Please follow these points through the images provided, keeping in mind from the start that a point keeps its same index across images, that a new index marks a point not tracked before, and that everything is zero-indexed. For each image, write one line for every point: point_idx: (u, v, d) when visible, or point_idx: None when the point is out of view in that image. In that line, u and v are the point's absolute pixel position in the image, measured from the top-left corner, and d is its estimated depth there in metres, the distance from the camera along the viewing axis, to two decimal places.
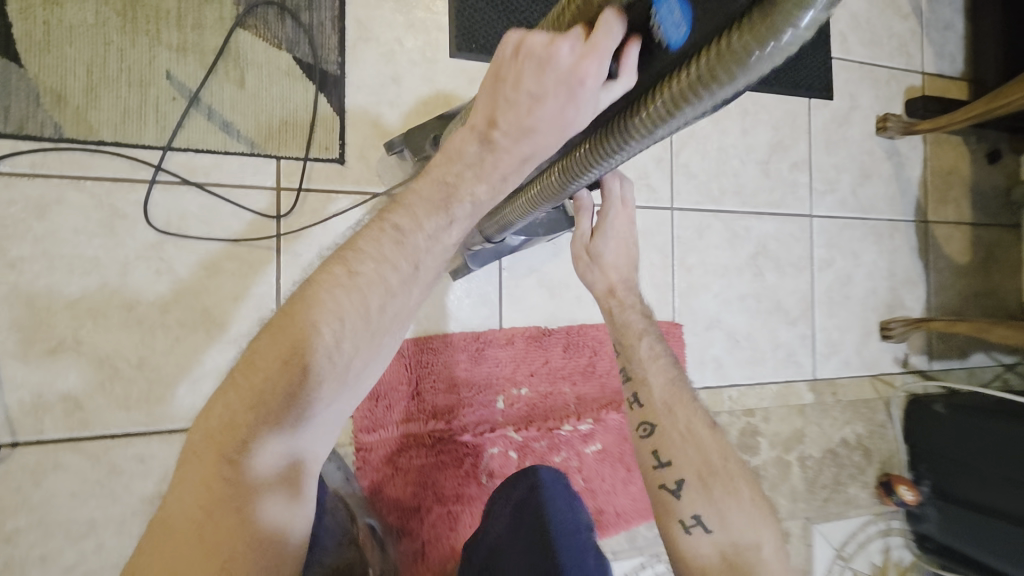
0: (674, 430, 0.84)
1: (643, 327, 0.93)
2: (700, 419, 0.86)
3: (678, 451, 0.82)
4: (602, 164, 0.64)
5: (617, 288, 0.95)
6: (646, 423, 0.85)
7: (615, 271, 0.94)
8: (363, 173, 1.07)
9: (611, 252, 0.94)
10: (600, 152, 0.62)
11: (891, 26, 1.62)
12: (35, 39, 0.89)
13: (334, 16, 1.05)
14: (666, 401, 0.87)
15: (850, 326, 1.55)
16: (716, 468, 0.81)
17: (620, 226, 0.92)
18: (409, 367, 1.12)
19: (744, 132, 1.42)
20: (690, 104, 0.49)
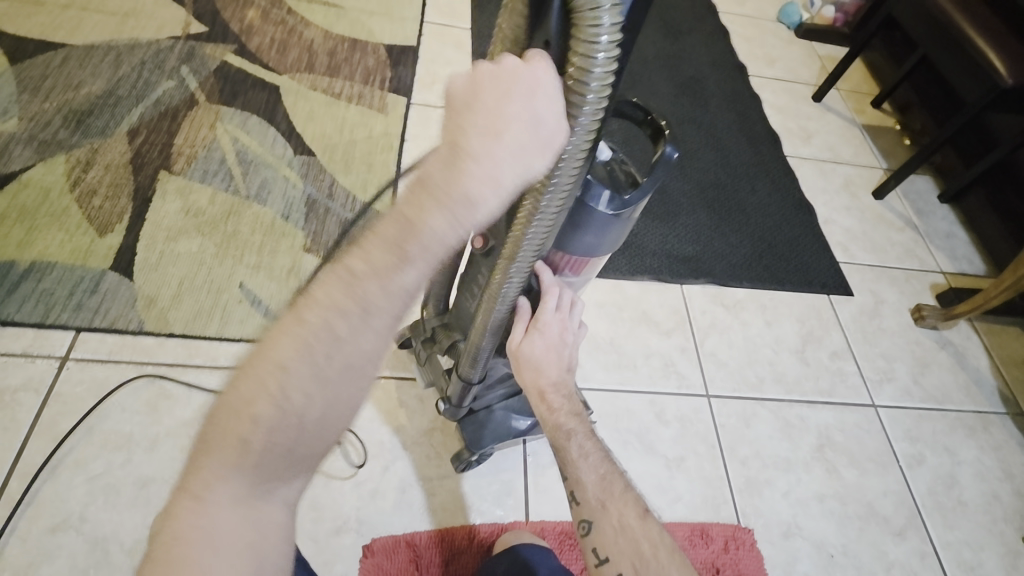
0: (609, 523, 0.63)
1: (574, 426, 0.69)
2: (634, 507, 0.64)
3: (616, 547, 0.61)
4: (521, 254, 0.64)
5: (550, 395, 0.71)
6: (582, 519, 0.65)
7: (547, 378, 0.71)
8: (390, 358, 1.15)
9: (546, 361, 0.71)
10: (515, 237, 0.63)
11: (890, 236, 1.75)
12: (150, 262, 1.16)
13: None
14: (599, 495, 0.65)
15: (983, 542, 1.22)
16: (651, 560, 0.59)
17: (555, 328, 0.71)
18: (420, 567, 0.96)
19: (769, 324, 1.44)
20: (559, 135, 0.54)
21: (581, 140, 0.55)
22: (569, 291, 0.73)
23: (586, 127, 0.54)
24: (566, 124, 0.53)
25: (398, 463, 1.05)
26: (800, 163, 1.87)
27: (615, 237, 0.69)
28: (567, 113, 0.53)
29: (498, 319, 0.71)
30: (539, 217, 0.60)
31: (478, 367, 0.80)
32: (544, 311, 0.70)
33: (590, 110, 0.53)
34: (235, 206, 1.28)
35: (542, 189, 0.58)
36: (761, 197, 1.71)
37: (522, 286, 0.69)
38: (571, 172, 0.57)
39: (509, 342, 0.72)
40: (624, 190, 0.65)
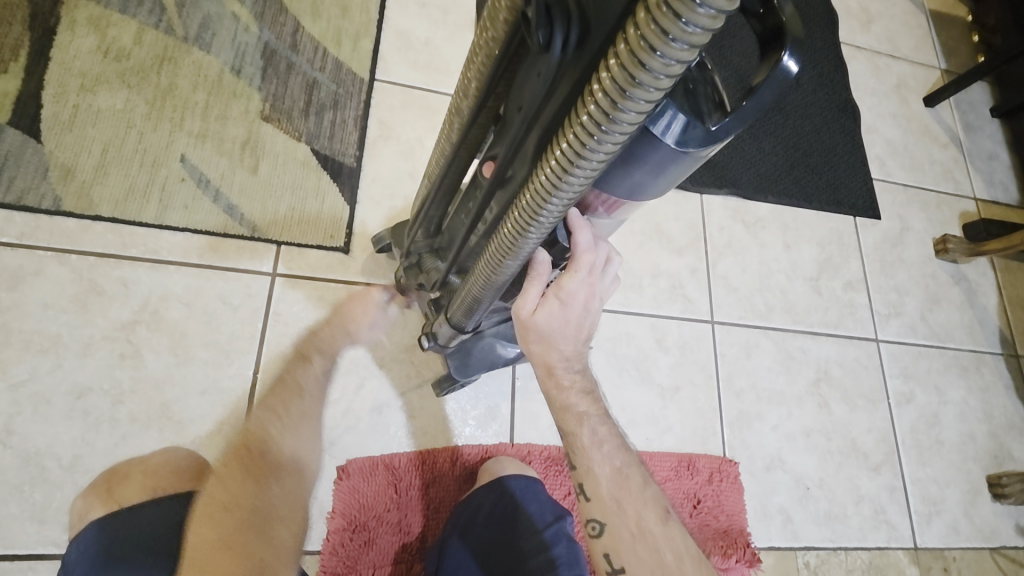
0: (625, 525, 0.56)
1: (586, 410, 0.59)
2: (654, 508, 0.57)
3: (634, 556, 0.54)
4: (548, 205, 0.46)
5: (559, 372, 0.58)
6: (593, 520, 0.56)
7: (559, 353, 0.58)
8: (366, 263, 0.99)
9: (561, 333, 0.57)
10: (541, 185, 0.45)
11: (931, 153, 1.57)
12: (61, 120, 0.92)
13: (357, 115, 1.06)
14: (615, 494, 0.57)
15: (950, 480, 1.25)
16: (675, 569, 0.54)
17: (581, 298, 0.56)
18: (399, 491, 0.90)
19: (788, 248, 1.31)
20: (636, 60, 0.33)
21: (669, 72, 0.34)
22: (604, 244, 0.57)
23: (686, 48, 0.33)
24: (653, 43, 0.32)
25: (374, 380, 0.95)
26: (854, 54, 1.59)
27: (675, 177, 0.50)
28: (659, 22, 0.32)
29: (508, 272, 0.56)
30: (579, 167, 0.42)
31: (474, 313, 0.67)
32: (569, 280, 0.54)
33: (699, 23, 0.31)
34: (170, 50, 1.00)
35: (593, 130, 0.38)
36: (804, 93, 1.48)
37: (543, 238, 0.52)
38: (638, 116, 0.37)
39: (517, 307, 0.56)
40: (708, 118, 0.46)
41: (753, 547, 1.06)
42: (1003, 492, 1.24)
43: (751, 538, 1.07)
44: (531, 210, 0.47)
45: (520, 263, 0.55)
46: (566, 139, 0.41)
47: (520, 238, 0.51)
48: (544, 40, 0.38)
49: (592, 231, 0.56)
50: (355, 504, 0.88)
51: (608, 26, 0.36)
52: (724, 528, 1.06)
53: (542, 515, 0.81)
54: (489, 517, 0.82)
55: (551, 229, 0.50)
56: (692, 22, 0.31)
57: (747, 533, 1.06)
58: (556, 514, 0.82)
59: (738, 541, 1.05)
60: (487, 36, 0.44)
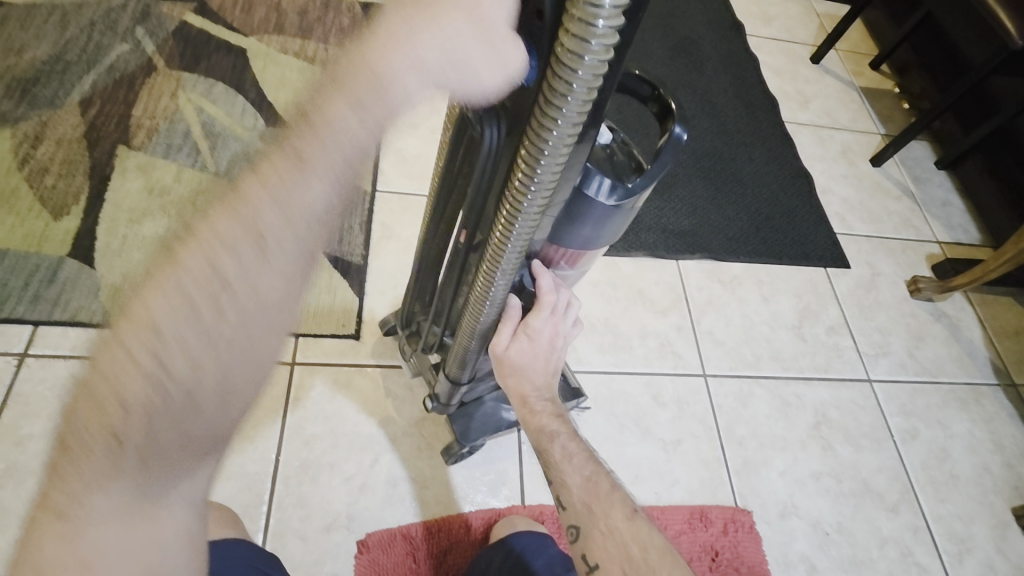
0: (597, 527, 0.60)
1: (557, 428, 0.66)
2: (622, 508, 0.61)
3: (604, 551, 0.58)
4: (505, 257, 0.58)
5: (532, 401, 0.67)
6: (569, 526, 0.61)
7: (532, 383, 0.67)
8: (376, 346, 1.09)
9: (531, 366, 0.67)
10: (496, 241, 0.57)
11: (887, 206, 1.71)
12: (112, 247, 1.07)
13: (362, 221, 1.22)
14: (585, 498, 0.62)
15: (974, 515, 1.23)
16: (642, 563, 0.56)
17: (546, 334, 0.66)
18: (417, 561, 0.93)
19: (767, 301, 1.40)
20: (541, 136, 0.47)
21: (565, 143, 0.47)
22: (566, 291, 0.67)
23: (573, 123, 0.46)
24: (548, 124, 0.46)
25: (388, 455, 1.01)
26: (798, 129, 1.80)
27: (616, 228, 0.62)
28: (549, 111, 0.45)
29: (487, 320, 0.66)
30: (520, 220, 0.54)
31: (467, 365, 0.76)
32: (535, 317, 0.65)
33: (575, 109, 0.45)
34: (204, 183, 1.18)
35: (524, 191, 0.52)
36: (758, 165, 1.65)
37: (510, 286, 0.63)
38: (553, 176, 0.50)
39: (495, 344, 0.67)
40: (626, 178, 0.59)
41: None
42: None
43: None
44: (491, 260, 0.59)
45: (495, 314, 0.65)
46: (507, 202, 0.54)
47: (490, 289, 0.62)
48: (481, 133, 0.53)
49: (557, 281, 0.67)
50: None
51: (523, 117, 0.51)
52: None
53: (553, 569, 0.84)
54: None
55: (513, 278, 0.61)
56: (569, 108, 0.45)
57: None
58: (567, 567, 0.85)
59: None
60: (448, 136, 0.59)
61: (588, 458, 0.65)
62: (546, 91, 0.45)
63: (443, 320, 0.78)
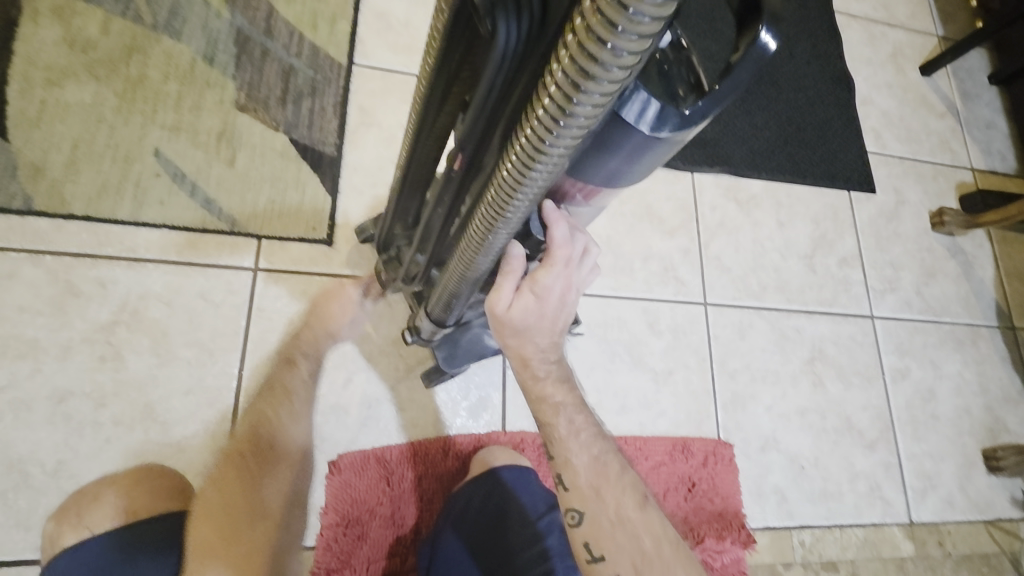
0: (605, 514, 0.55)
1: (563, 399, 0.58)
2: (632, 494, 0.57)
3: (614, 542, 0.54)
4: (514, 201, 0.45)
5: (535, 364, 0.57)
6: (572, 509, 0.55)
7: (534, 345, 0.57)
8: (351, 255, 0.97)
9: (537, 327, 0.56)
10: (506, 179, 0.44)
11: (927, 123, 1.53)
12: (28, 116, 0.89)
13: (335, 102, 1.03)
14: (593, 482, 0.56)
15: (945, 455, 1.25)
16: (654, 556, 0.54)
17: (557, 290, 0.54)
18: (391, 485, 0.90)
19: (782, 226, 1.29)
20: (587, 53, 0.32)
21: (621, 64, 0.32)
22: (582, 234, 0.55)
23: (639, 37, 0.31)
24: (602, 35, 0.30)
25: (362, 374, 0.93)
26: (848, 23, 1.55)
27: (655, 162, 0.48)
28: (606, 13, 0.30)
29: (481, 266, 0.55)
30: (540, 161, 0.40)
31: (453, 306, 0.65)
32: (545, 273, 0.52)
33: (648, 12, 0.29)
34: (139, 39, 0.96)
35: (551, 126, 0.37)
36: (798, 65, 1.44)
37: (516, 230, 0.51)
38: (595, 109, 0.35)
39: (492, 303, 0.54)
40: (682, 101, 0.43)
41: (748, 529, 1.06)
42: (998, 465, 1.24)
43: (746, 519, 1.07)
44: (497, 204, 0.46)
45: (491, 258, 0.54)
46: (524, 134, 0.39)
47: (491, 233, 0.50)
48: (490, 30, 0.35)
49: (570, 221, 0.54)
50: (348, 499, 0.87)
51: (561, 8, 0.34)
52: (719, 511, 1.06)
53: (534, 506, 0.80)
54: (481, 510, 0.80)
55: (521, 223, 0.49)
56: (640, 13, 0.29)
57: (742, 514, 1.06)
58: (549, 505, 0.80)
59: (733, 524, 1.05)
60: (440, 19, 0.41)
61: (598, 435, 0.59)
62: None
63: (427, 248, 0.65)
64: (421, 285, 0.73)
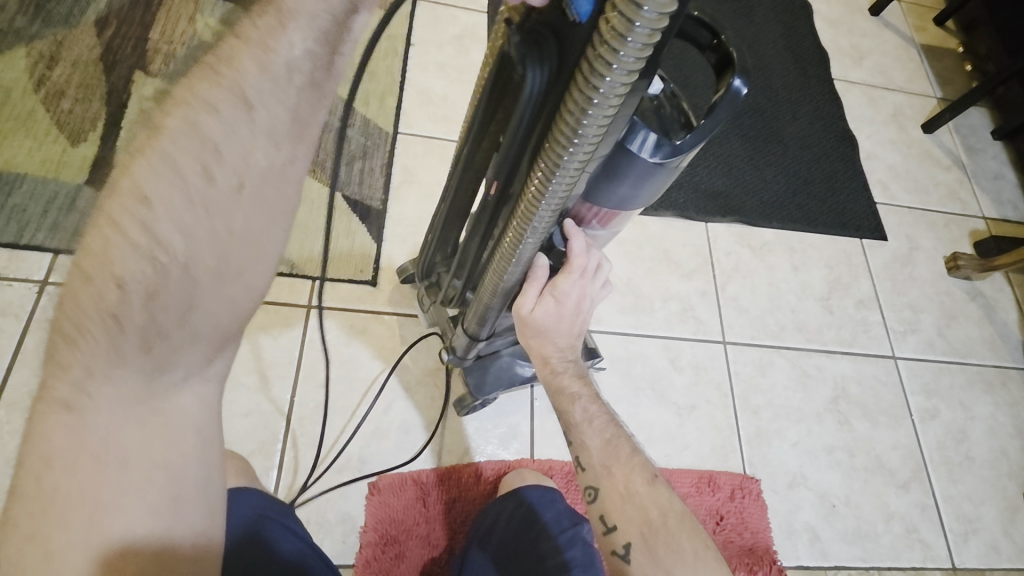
0: (615, 490, 0.61)
1: (579, 391, 0.67)
2: (642, 472, 0.62)
3: (623, 514, 0.59)
4: (538, 214, 0.55)
5: (554, 362, 0.67)
6: (587, 487, 0.63)
7: (554, 345, 0.67)
8: (393, 294, 1.08)
9: (556, 328, 0.66)
10: (531, 194, 0.54)
11: (934, 175, 1.61)
12: None
13: (383, 164, 1.18)
14: (604, 461, 0.63)
15: (985, 497, 1.22)
16: (662, 528, 0.58)
17: (573, 297, 0.64)
18: (427, 505, 0.95)
19: (796, 270, 1.35)
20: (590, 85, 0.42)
21: (615, 94, 0.43)
22: (597, 252, 0.65)
23: (628, 71, 0.41)
24: (601, 72, 0.41)
25: (401, 402, 1.01)
26: (848, 88, 1.68)
27: (657, 187, 0.57)
28: (603, 56, 0.40)
29: (512, 277, 0.64)
30: (558, 175, 0.50)
31: (487, 322, 0.74)
32: (564, 280, 0.63)
33: (633, 54, 0.40)
34: None
35: (566, 144, 0.47)
36: (801, 125, 1.55)
37: (540, 243, 0.60)
38: (600, 129, 0.46)
39: (518, 307, 0.65)
40: (674, 135, 0.54)
41: (780, 565, 1.05)
42: None
43: (778, 556, 1.06)
44: (524, 216, 0.56)
45: (522, 270, 0.63)
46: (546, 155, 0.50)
47: (519, 245, 0.59)
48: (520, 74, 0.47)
49: (587, 241, 0.64)
50: (387, 518, 0.93)
51: (574, 57, 0.45)
52: (749, 545, 1.06)
53: (558, 522, 0.84)
54: (508, 526, 0.86)
55: (545, 235, 0.59)
56: (626, 54, 0.40)
57: (773, 551, 1.06)
58: (573, 521, 0.84)
59: (765, 560, 1.05)
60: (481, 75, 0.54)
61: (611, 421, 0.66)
62: (601, 33, 0.40)
63: (464, 272, 0.75)
64: (457, 308, 0.82)
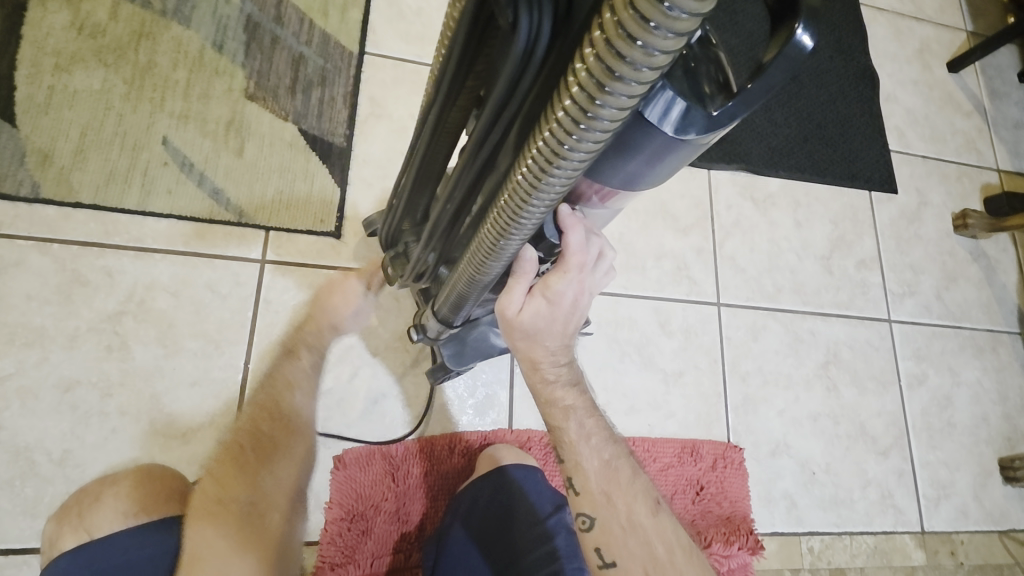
0: (616, 519, 0.56)
1: (573, 403, 0.58)
2: (643, 501, 0.57)
3: (625, 549, 0.55)
4: (529, 207, 0.43)
5: (545, 369, 0.57)
6: (583, 515, 0.56)
7: (545, 349, 0.56)
8: (360, 248, 0.96)
9: (548, 331, 0.55)
10: (520, 182, 0.42)
11: (953, 122, 1.48)
12: (36, 102, 0.88)
13: (346, 92, 1.01)
14: (604, 487, 0.56)
15: (960, 463, 1.22)
16: (667, 565, 0.54)
17: (569, 297, 0.53)
18: (396, 480, 0.89)
19: (799, 225, 1.26)
20: (615, 50, 0.30)
21: (651, 65, 0.30)
22: (597, 238, 0.53)
23: (672, 35, 0.29)
24: (633, 31, 0.29)
25: (368, 369, 0.93)
26: (874, 16, 1.50)
27: (675, 167, 0.46)
28: (639, 9, 0.28)
29: (493, 270, 0.53)
30: (560, 165, 0.38)
31: (460, 304, 0.64)
32: (558, 279, 0.52)
33: (685, 8, 0.28)
34: (148, 25, 0.95)
35: (571, 128, 0.35)
36: (820, 60, 1.39)
37: (528, 236, 0.49)
38: (620, 111, 0.34)
39: (502, 309, 0.54)
40: (708, 103, 0.40)
41: (756, 535, 1.03)
42: (1015, 475, 1.21)
43: (754, 525, 1.05)
44: (512, 207, 0.44)
45: (504, 264, 0.52)
46: (542, 135, 0.37)
47: (506, 238, 0.48)
48: (512, 22, 0.33)
49: (585, 223, 0.52)
50: (353, 494, 0.87)
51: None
52: (727, 515, 1.04)
53: (541, 506, 0.80)
54: (489, 506, 0.80)
55: (535, 229, 0.47)
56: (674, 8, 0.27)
57: (751, 520, 1.04)
58: (557, 505, 0.80)
59: (741, 529, 1.02)
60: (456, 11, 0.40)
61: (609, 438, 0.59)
62: None
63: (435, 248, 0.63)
64: (428, 283, 0.71)
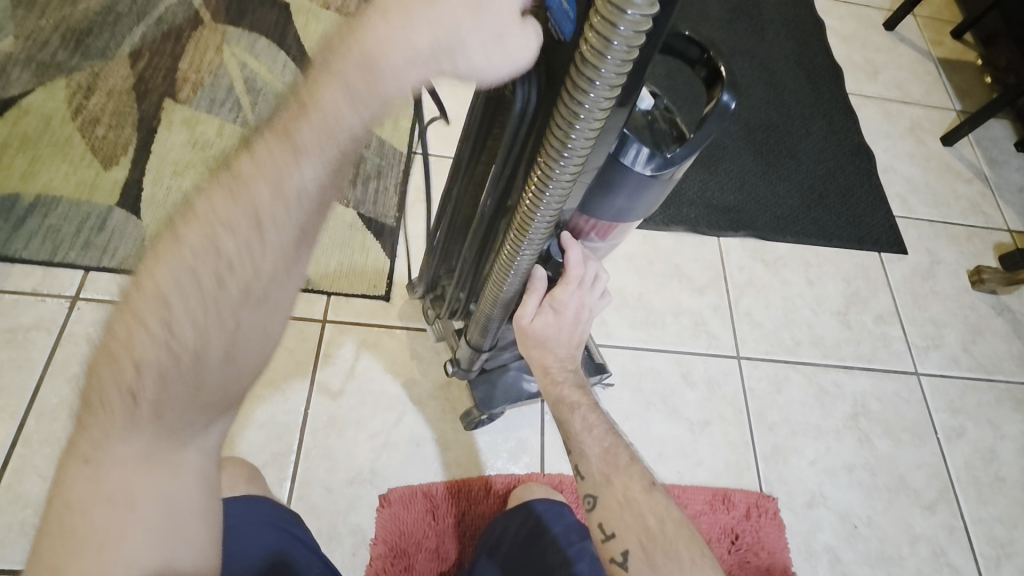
0: (614, 498, 0.65)
1: (578, 400, 0.70)
2: (640, 481, 0.65)
3: (622, 522, 0.63)
4: (533, 225, 0.57)
5: (554, 371, 0.70)
6: (587, 495, 0.66)
7: (554, 354, 0.70)
8: (407, 309, 1.10)
9: (554, 338, 0.69)
10: (526, 206, 0.55)
11: (954, 188, 1.58)
12: (157, 199, 1.11)
13: (397, 183, 1.21)
14: (603, 470, 0.66)
15: (1018, 521, 1.17)
16: (658, 534, 0.61)
17: (572, 307, 0.67)
18: (437, 518, 0.95)
19: (811, 284, 1.34)
20: (574, 100, 0.44)
21: (601, 107, 0.45)
22: (594, 263, 0.67)
23: (611, 86, 0.43)
24: (584, 87, 0.43)
25: (411, 415, 1.02)
26: (862, 102, 1.67)
27: (652, 200, 0.59)
28: (585, 73, 0.43)
29: (511, 289, 0.66)
30: (551, 187, 0.52)
31: (489, 333, 0.76)
32: (562, 291, 0.66)
33: (614, 70, 0.42)
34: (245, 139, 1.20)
35: (556, 157, 0.49)
36: (815, 140, 1.55)
37: (536, 255, 0.62)
38: (587, 142, 0.48)
39: (519, 317, 0.68)
40: (666, 147, 0.55)
41: None
42: None
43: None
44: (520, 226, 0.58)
45: (520, 281, 0.64)
46: (538, 168, 0.52)
47: (518, 255, 0.61)
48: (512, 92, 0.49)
49: (585, 253, 0.66)
50: (397, 530, 0.94)
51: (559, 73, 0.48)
52: (765, 566, 1.04)
53: (567, 536, 0.83)
54: (516, 539, 0.85)
55: (540, 246, 0.60)
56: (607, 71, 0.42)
57: (791, 572, 1.04)
58: (582, 536, 0.83)
59: None
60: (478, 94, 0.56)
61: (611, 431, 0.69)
62: (583, 51, 0.42)
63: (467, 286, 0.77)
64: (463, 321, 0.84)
